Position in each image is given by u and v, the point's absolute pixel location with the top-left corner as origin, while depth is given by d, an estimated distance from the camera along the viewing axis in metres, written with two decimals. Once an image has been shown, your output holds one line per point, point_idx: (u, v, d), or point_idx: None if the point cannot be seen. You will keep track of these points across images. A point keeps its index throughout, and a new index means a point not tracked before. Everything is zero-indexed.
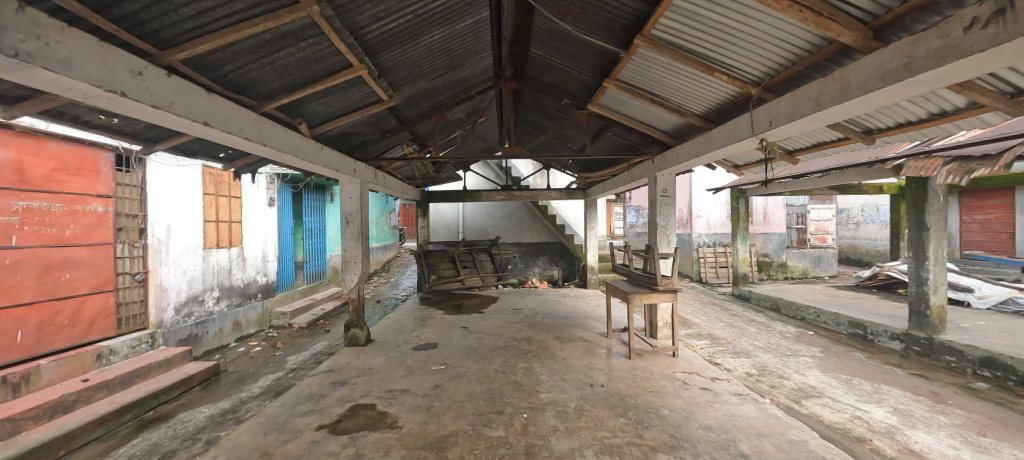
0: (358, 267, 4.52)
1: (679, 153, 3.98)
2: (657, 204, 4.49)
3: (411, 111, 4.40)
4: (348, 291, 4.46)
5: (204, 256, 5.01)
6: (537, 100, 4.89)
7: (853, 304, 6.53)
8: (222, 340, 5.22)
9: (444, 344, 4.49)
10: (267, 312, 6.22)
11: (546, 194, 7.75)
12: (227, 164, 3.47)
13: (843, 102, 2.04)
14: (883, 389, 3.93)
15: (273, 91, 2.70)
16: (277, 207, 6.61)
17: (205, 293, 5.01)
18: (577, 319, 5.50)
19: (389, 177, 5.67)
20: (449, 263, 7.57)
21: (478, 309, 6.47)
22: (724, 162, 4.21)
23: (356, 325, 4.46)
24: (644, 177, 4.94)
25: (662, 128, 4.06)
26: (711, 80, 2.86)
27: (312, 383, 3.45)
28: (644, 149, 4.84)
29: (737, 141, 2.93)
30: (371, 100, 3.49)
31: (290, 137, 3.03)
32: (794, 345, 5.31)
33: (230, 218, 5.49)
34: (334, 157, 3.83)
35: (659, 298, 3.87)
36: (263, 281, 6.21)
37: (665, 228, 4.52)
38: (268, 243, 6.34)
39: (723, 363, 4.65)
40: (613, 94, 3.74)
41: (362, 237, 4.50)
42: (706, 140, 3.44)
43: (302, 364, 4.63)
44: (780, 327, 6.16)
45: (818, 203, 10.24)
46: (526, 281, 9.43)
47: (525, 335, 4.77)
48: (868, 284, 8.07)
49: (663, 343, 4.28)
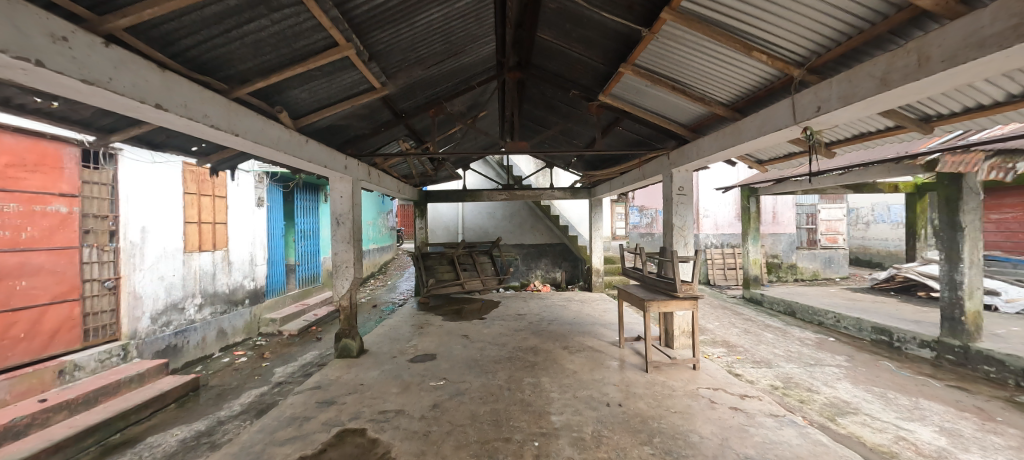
0: (350, 272, 4.15)
1: (700, 146, 3.64)
2: (672, 203, 4.16)
3: (407, 103, 4.06)
4: (338, 298, 4.11)
5: (185, 261, 4.65)
6: (543, 92, 4.56)
7: (874, 308, 6.21)
8: (205, 350, 4.87)
9: (443, 355, 4.15)
10: (256, 319, 5.86)
11: (549, 194, 7.41)
12: (201, 159, 3.11)
13: (923, 78, 1.69)
14: (923, 404, 3.60)
15: (246, 73, 2.35)
16: (267, 208, 6.24)
17: (185, 301, 4.65)
18: (585, 327, 5.16)
19: (385, 175, 5.35)
20: (449, 266, 7.23)
21: (479, 314, 6.12)
22: (747, 158, 3.88)
23: (348, 335, 4.10)
24: (657, 174, 4.60)
25: (681, 119, 3.72)
26: (745, 61, 2.53)
27: (296, 403, 3.08)
28: (658, 144, 4.51)
29: (774, 130, 2.60)
30: (362, 88, 3.15)
31: (268, 126, 2.67)
32: (818, 353, 4.97)
33: (214, 219, 5.13)
34: (322, 151, 3.47)
35: (680, 306, 3.53)
36: (251, 286, 5.85)
37: (682, 229, 4.19)
38: (256, 246, 5.98)
39: (744, 374, 4.30)
40: (628, 83, 3.40)
41: (355, 239, 4.15)
42: (733, 131, 3.09)
43: (288, 378, 4.26)
44: (799, 333, 5.82)
45: (828, 203, 10.00)
46: (528, 284, 9.08)
47: (531, 344, 4.43)
48: (885, 286, 7.75)
49: (681, 354, 3.94)
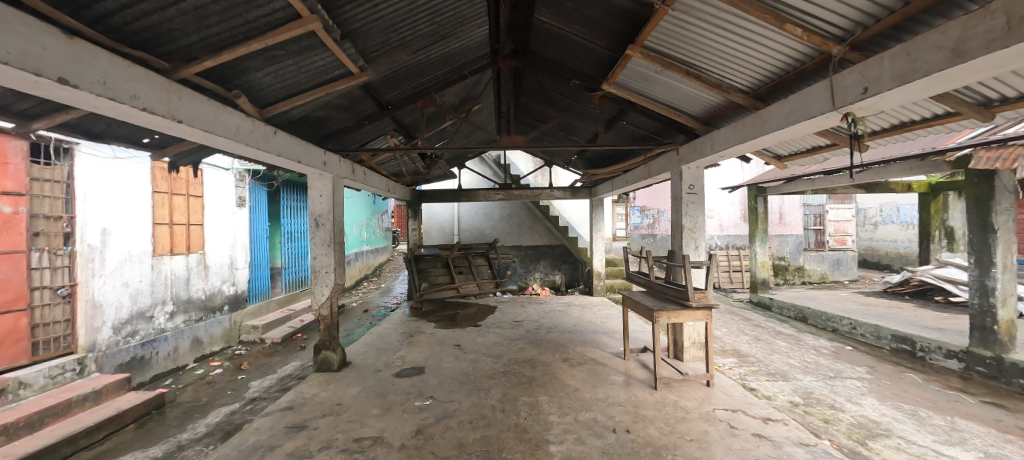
0: (330, 278, 3.79)
1: (714, 139, 3.29)
2: (682, 202, 3.81)
3: (393, 94, 3.72)
4: (317, 306, 3.75)
5: (154, 265, 4.30)
6: (541, 82, 4.23)
7: (891, 314, 5.87)
8: (177, 361, 4.52)
9: (432, 368, 3.80)
10: (236, 326, 5.50)
11: (548, 193, 7.09)
12: (155, 153, 2.76)
13: (1016, 45, 1.34)
14: (961, 425, 3.26)
15: (191, 48, 1.99)
16: (249, 208, 5.88)
17: (153, 310, 4.29)
18: (586, 335, 4.81)
19: (372, 173, 5.00)
20: (443, 269, 6.88)
21: (473, 321, 5.76)
22: (764, 153, 3.54)
23: (328, 347, 3.75)
24: (664, 172, 4.26)
25: (693, 109, 3.37)
26: (774, 38, 2.18)
27: (261, 428, 2.72)
28: (665, 139, 4.17)
29: (807, 118, 2.25)
30: (337, 73, 2.81)
31: (223, 113, 2.29)
32: (836, 364, 4.63)
33: (188, 220, 4.78)
34: (295, 144, 3.10)
35: (692, 317, 3.19)
36: (231, 292, 5.49)
37: (692, 231, 3.83)
38: (237, 249, 5.62)
39: (759, 389, 3.95)
40: (635, 69, 3.05)
41: (336, 242, 3.80)
42: (754, 121, 2.75)
43: (263, 394, 3.90)
44: (813, 341, 5.49)
45: (836, 203, 9.68)
46: (526, 287, 8.74)
47: (527, 356, 4.08)
48: (899, 290, 7.41)
49: (692, 368, 3.59)
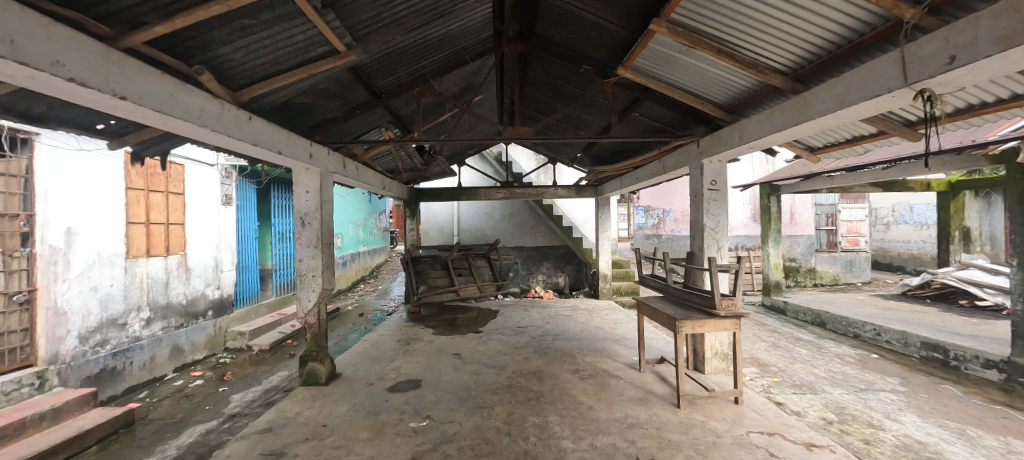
0: (316, 283, 3.43)
1: (742, 129, 2.95)
2: (703, 199, 3.47)
3: (387, 80, 3.39)
4: (303, 314, 3.42)
5: (127, 268, 3.96)
6: (549, 69, 3.91)
7: (917, 320, 5.54)
8: (154, 372, 4.19)
9: (429, 381, 3.47)
10: (221, 332, 5.16)
11: (552, 192, 6.77)
12: (113, 141, 2.42)
13: None
14: (1017, 446, 2.92)
15: (137, 11, 1.65)
16: (236, 206, 5.53)
17: (126, 317, 3.96)
18: (595, 343, 4.48)
19: (366, 169, 4.67)
20: (442, 271, 6.55)
21: (474, 326, 5.44)
22: (796, 144, 3.23)
23: (314, 358, 3.41)
24: (682, 167, 3.93)
25: (720, 95, 3.04)
26: (831, 3, 1.85)
27: (233, 455, 2.37)
28: (684, 130, 3.83)
29: (868, 97, 1.91)
30: (321, 52, 2.47)
31: (180, 92, 1.94)
32: (865, 374, 4.30)
33: (168, 219, 4.45)
34: (275, 133, 2.75)
35: (720, 327, 2.85)
36: (215, 296, 5.14)
37: (714, 231, 3.48)
38: (222, 250, 5.27)
39: (787, 404, 3.61)
40: (657, 49, 2.71)
41: (323, 243, 3.45)
42: (795, 106, 2.41)
43: (244, 409, 3.56)
44: (835, 349, 5.16)
45: (849, 203, 9.36)
46: (529, 290, 8.39)
47: (533, 367, 3.75)
48: (920, 293, 7.02)
49: (715, 382, 3.27)
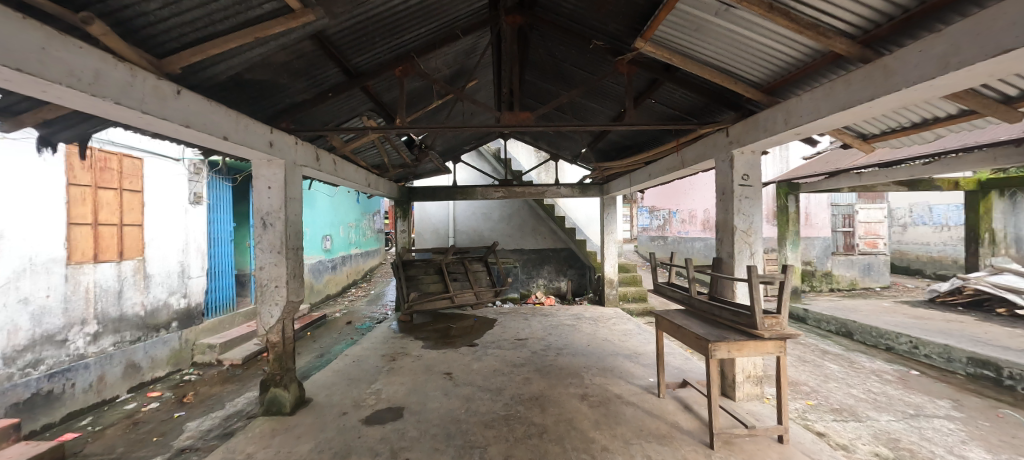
0: (279, 295, 2.90)
1: (788, 110, 2.43)
2: (733, 196, 2.96)
3: (364, 56, 2.88)
4: (263, 332, 2.90)
5: (68, 276, 3.46)
6: (553, 47, 3.41)
7: (956, 331, 5.03)
8: (103, 394, 3.68)
9: (412, 409, 2.97)
10: (187, 346, 4.65)
11: (554, 191, 6.35)
12: (5, 122, 1.91)
13: None
14: None
15: None
16: (208, 206, 5.02)
17: (67, 332, 3.45)
18: (605, 360, 3.97)
19: (348, 164, 4.19)
20: (436, 276, 6.05)
21: (469, 338, 4.92)
22: (844, 132, 2.76)
23: (277, 383, 2.90)
24: (705, 159, 3.44)
25: (761, 69, 2.53)
26: None
27: None
28: (709, 116, 3.33)
29: (996, 52, 1.39)
30: (268, 9, 1.92)
31: (57, 46, 1.42)
32: (911, 396, 3.79)
33: (122, 220, 3.94)
34: (216, 113, 2.23)
35: (760, 350, 2.35)
36: (181, 305, 4.62)
37: (746, 234, 2.96)
38: (190, 253, 4.75)
39: (829, 435, 3.09)
40: (686, 13, 2.22)
41: (289, 248, 2.93)
42: (869, 74, 1.90)
43: (197, 442, 3.02)
44: (869, 364, 4.67)
45: (866, 203, 8.88)
46: (529, 295, 7.87)
47: (535, 391, 3.23)
48: (951, 301, 6.53)
49: (751, 414, 2.75)
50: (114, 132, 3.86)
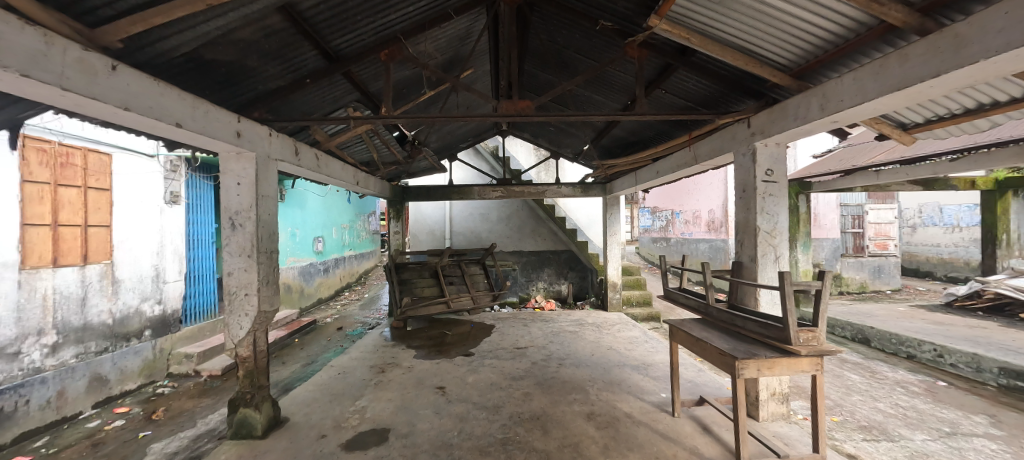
0: (250, 303, 2.58)
1: (825, 94, 2.13)
2: (756, 194, 2.66)
3: (346, 38, 2.58)
4: (232, 346, 2.58)
5: (22, 282, 3.15)
6: (556, 32, 3.11)
7: (982, 338, 4.74)
8: (62, 411, 3.35)
9: (399, 431, 2.66)
10: (162, 355, 4.33)
11: (554, 190, 6.05)
12: None
13: None
14: None
15: None
16: (186, 206, 4.70)
17: (19, 344, 3.13)
18: (611, 372, 3.66)
19: (333, 159, 3.89)
20: (431, 280, 5.73)
21: (464, 347, 4.60)
22: (882, 122, 2.47)
23: (246, 403, 2.58)
24: (722, 153, 3.15)
25: (791, 50, 2.23)
26: None
27: None
28: (727, 106, 3.04)
29: None
30: None
31: None
32: (943, 412, 3.50)
33: (85, 221, 3.63)
34: (167, 97, 1.93)
35: (795, 369, 2.04)
36: (155, 312, 4.30)
37: (770, 236, 2.67)
38: (166, 256, 4.42)
39: (862, 458, 2.79)
40: None
41: (261, 251, 2.62)
42: (932, 47, 1.59)
43: None
44: (892, 374, 4.37)
45: (876, 203, 8.62)
46: (529, 299, 7.58)
47: (537, 409, 2.92)
48: (970, 305, 6.24)
49: (780, 440, 2.44)
50: (75, 122, 3.54)
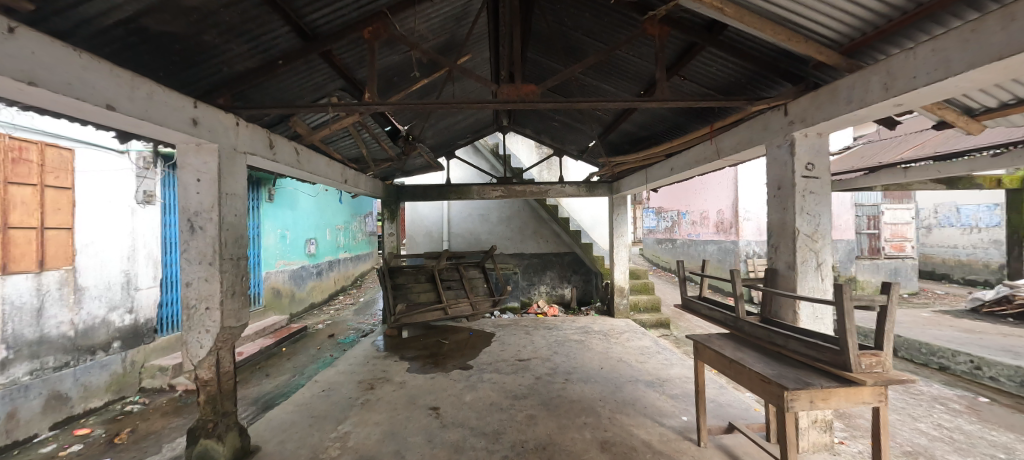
0: (211, 318, 2.23)
1: (889, 71, 1.77)
2: (796, 191, 2.31)
3: (322, 11, 2.23)
4: (190, 368, 2.23)
5: None
6: (562, 11, 2.78)
7: (1020, 348, 4.39)
8: (12, 435, 3.00)
9: None
10: (133, 369, 3.98)
11: (558, 190, 5.71)
12: None
13: None
14: None
15: None
16: (162, 207, 4.36)
17: None
18: (623, 389, 3.32)
19: (318, 155, 3.55)
20: (426, 284, 5.37)
21: (461, 358, 4.26)
22: (947, 106, 2.12)
23: (206, 434, 2.22)
24: (750, 146, 2.80)
25: (842, 22, 1.89)
26: None
27: None
28: (757, 92, 2.71)
29: None
30: None
31: None
32: (993, 434, 3.14)
33: (42, 222, 3.29)
34: (94, 73, 1.59)
35: (855, 401, 1.70)
36: (125, 322, 3.96)
37: (811, 239, 2.32)
38: (138, 261, 4.08)
39: None
40: None
41: (224, 258, 2.27)
42: None
43: None
44: (927, 389, 4.02)
45: (892, 203, 8.28)
46: (530, 304, 7.24)
47: (541, 436, 2.58)
48: (999, 311, 5.89)
49: None
50: (30, 115, 3.21)
